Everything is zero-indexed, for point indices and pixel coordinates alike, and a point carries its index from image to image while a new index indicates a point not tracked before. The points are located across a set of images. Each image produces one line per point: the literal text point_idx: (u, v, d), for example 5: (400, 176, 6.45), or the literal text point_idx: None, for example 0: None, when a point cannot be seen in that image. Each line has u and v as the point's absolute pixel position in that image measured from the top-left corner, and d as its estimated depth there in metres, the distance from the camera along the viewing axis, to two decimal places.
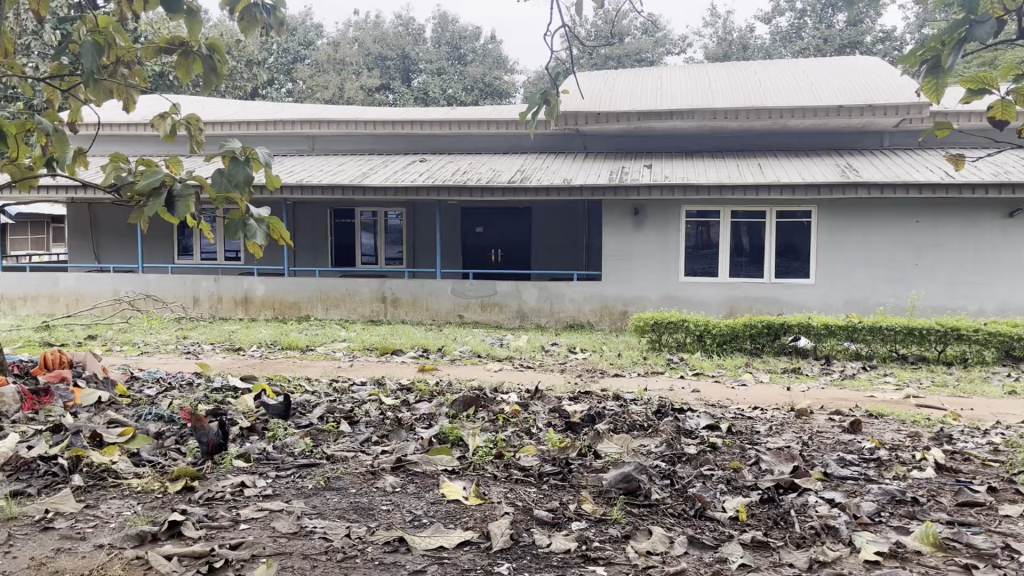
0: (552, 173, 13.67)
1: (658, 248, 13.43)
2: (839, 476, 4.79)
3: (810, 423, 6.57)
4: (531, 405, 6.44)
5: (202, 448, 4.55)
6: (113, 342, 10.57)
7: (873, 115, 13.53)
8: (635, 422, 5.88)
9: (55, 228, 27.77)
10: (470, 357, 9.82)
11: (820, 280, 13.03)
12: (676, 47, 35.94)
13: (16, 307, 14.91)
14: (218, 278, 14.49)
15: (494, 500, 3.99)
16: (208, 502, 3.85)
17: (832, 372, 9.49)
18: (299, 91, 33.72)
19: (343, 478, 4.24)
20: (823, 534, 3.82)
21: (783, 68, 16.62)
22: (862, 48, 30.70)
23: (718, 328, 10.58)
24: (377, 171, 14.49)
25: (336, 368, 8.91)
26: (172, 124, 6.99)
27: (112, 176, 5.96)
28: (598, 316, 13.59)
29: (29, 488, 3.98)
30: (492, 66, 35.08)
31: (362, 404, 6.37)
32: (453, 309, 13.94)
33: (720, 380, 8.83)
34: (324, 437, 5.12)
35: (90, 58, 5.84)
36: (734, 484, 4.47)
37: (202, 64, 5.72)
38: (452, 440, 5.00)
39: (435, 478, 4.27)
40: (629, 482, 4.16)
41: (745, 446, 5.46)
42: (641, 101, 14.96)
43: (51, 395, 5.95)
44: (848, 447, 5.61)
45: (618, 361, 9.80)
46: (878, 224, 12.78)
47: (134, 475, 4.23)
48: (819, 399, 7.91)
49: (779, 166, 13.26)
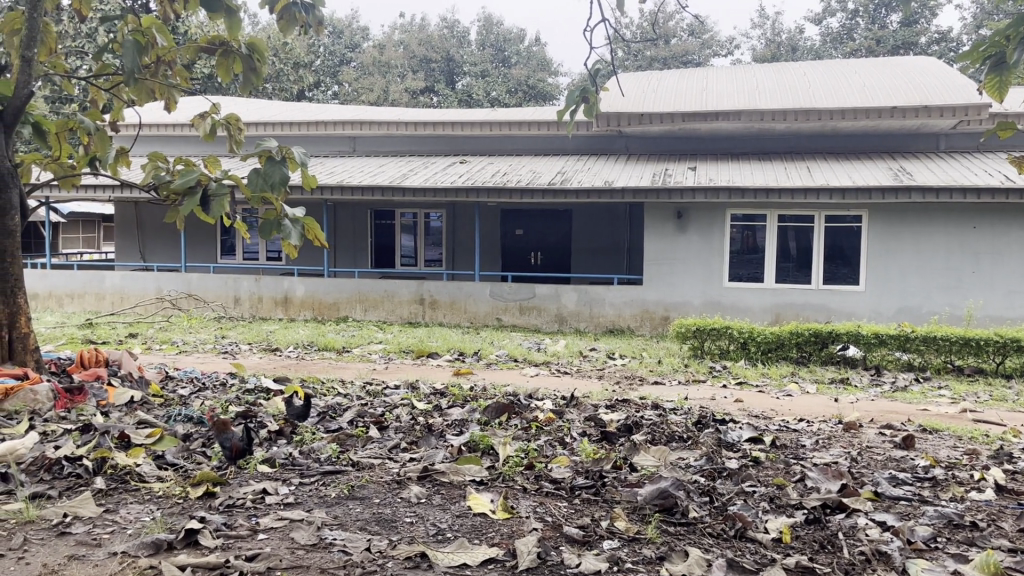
0: (594, 175, 13.47)
1: (702, 252, 13.13)
2: (891, 496, 4.52)
3: (859, 437, 6.28)
4: (566, 413, 6.26)
5: (226, 454, 4.47)
6: (153, 340, 10.63)
7: (929, 116, 13.04)
8: (674, 433, 5.66)
9: (106, 227, 28.38)
10: (506, 361, 9.66)
11: (870, 287, 12.61)
12: (723, 49, 35.33)
13: (63, 304, 15.16)
14: (259, 278, 14.56)
15: (522, 514, 3.81)
16: (228, 509, 3.75)
17: (883, 383, 9.12)
18: (344, 94, 33.99)
19: (367, 487, 4.11)
20: (874, 561, 3.57)
21: (833, 68, 16.18)
22: (916, 49, 29.96)
23: (763, 335, 10.27)
24: (417, 172, 14.43)
25: (370, 371, 8.81)
26: (212, 124, 6.97)
27: (151, 175, 6.34)
28: (638, 320, 13.33)
29: (50, 490, 3.92)
30: (536, 68, 35.08)
31: (394, 408, 6.25)
32: (491, 312, 13.80)
33: (764, 389, 8.53)
34: (351, 442, 5.00)
35: (130, 58, 5.95)
36: (778, 503, 4.24)
37: (242, 64, 6.22)
38: (482, 448, 4.85)
39: (462, 489, 4.11)
40: (665, 498, 3.96)
41: (790, 461, 5.21)
42: (687, 103, 14.65)
43: (84, 393, 5.93)
44: (901, 465, 5.32)
45: (659, 368, 9.54)
46: (933, 230, 12.33)
47: (157, 479, 4.16)
48: (868, 412, 7.58)
49: (828, 169, 12.89)
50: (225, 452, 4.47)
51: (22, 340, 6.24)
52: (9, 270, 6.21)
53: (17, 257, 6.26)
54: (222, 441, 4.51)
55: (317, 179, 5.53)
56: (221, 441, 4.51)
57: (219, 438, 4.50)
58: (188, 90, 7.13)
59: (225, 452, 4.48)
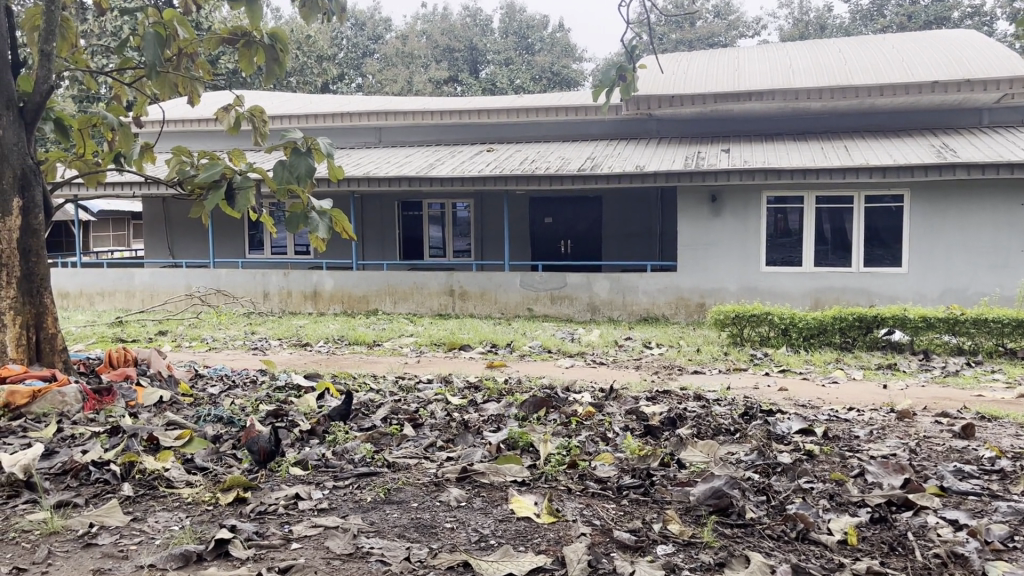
0: (624, 159, 13.18)
1: (737, 236, 12.78)
2: (958, 491, 4.23)
3: (915, 427, 5.97)
4: (606, 406, 6.02)
5: (255, 458, 4.29)
6: (183, 337, 10.56)
7: (972, 90, 12.69)
8: (720, 425, 5.41)
9: (136, 225, 28.63)
10: (540, 353, 9.45)
11: (914, 268, 12.19)
12: (750, 30, 34.51)
13: (94, 302, 15.20)
14: (287, 272, 14.45)
15: (569, 517, 3.59)
16: (259, 517, 3.58)
17: (932, 368, 8.76)
18: (368, 86, 33.88)
19: (404, 490, 3.91)
20: (950, 564, 3.31)
21: (868, 44, 15.71)
22: (949, 24, 29.27)
23: (805, 321, 9.94)
24: (444, 162, 14.23)
25: (402, 365, 8.65)
26: (236, 117, 6.80)
27: (176, 170, 6.15)
28: (673, 308, 13.04)
29: (76, 498, 3.79)
30: (560, 55, 34.79)
31: (428, 403, 6.06)
32: (523, 302, 13.58)
33: (808, 377, 8.25)
34: (386, 440, 4.82)
35: (152, 51, 5.82)
36: (838, 500, 3.98)
37: (264, 55, 6.05)
38: (522, 446, 4.63)
39: (503, 491, 3.90)
40: (720, 498, 3.72)
41: (847, 454, 4.92)
42: (718, 83, 14.28)
43: (113, 394, 5.81)
44: (965, 457, 5.01)
45: (697, 357, 9.25)
46: (979, 207, 11.90)
47: (186, 484, 4.00)
48: (920, 399, 7.25)
49: (867, 148, 12.49)
50: (254, 456, 4.29)
51: (50, 340, 6.14)
52: (35, 269, 6.09)
53: (43, 256, 6.15)
54: (250, 446, 4.34)
55: (343, 169, 5.36)
56: (249, 446, 4.33)
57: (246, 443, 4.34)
58: (213, 82, 6.98)
59: (255, 457, 4.30)
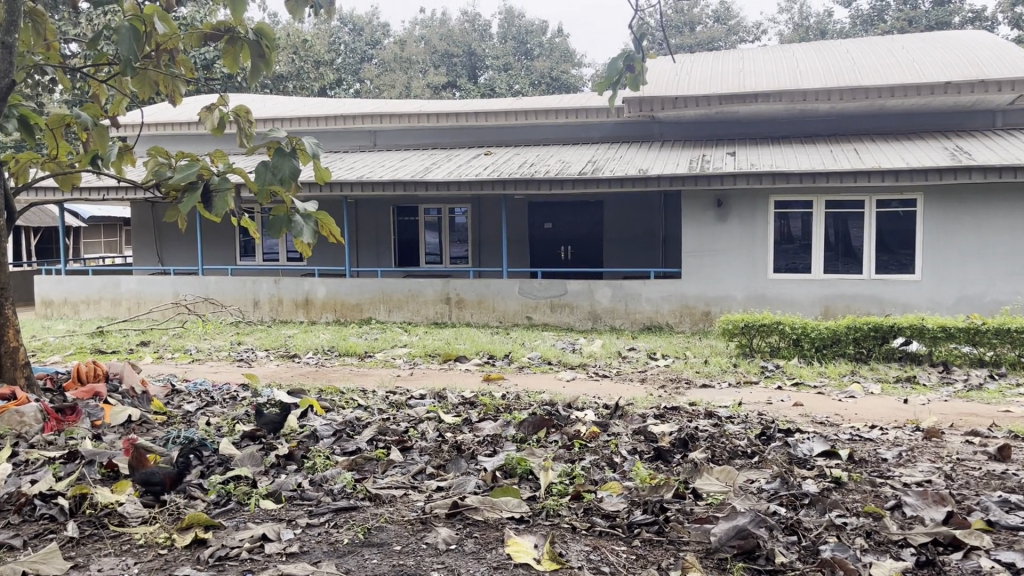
0: (626, 163, 12.75)
1: (744, 240, 12.34)
2: (1008, 526, 3.76)
3: (945, 447, 5.51)
4: (611, 426, 5.55)
5: (156, 489, 3.84)
6: (166, 348, 10.10)
7: (985, 91, 12.22)
8: (736, 447, 4.94)
9: (127, 231, 28.36)
10: (540, 365, 8.99)
11: (928, 276, 11.75)
12: (749, 35, 33.98)
13: (79, 310, 14.73)
14: (278, 279, 14.02)
15: (574, 564, 3.14)
16: (219, 563, 3.13)
17: (954, 381, 8.29)
18: (365, 91, 33.06)
19: (386, 529, 3.45)
20: None
21: (876, 44, 15.35)
22: (949, 28, 29.05)
23: (817, 330, 9.48)
24: (440, 166, 13.78)
25: (393, 378, 8.20)
26: (220, 117, 6.11)
27: (154, 172, 5.63)
28: (677, 317, 12.60)
29: (13, 540, 3.33)
30: (560, 59, 34.53)
31: (419, 422, 5.59)
32: (521, 310, 13.14)
33: (823, 390, 7.80)
34: (370, 468, 4.35)
35: (127, 44, 5.12)
36: (876, 540, 3.53)
37: (250, 51, 5.47)
38: (520, 473, 4.20)
39: (499, 531, 3.44)
40: (745, 538, 3.27)
41: (878, 481, 4.45)
42: (723, 83, 13.87)
43: (77, 412, 5.37)
44: (1008, 484, 4.53)
45: (705, 369, 8.81)
46: (996, 212, 11.47)
47: (141, 522, 3.54)
48: (946, 416, 6.78)
49: (879, 150, 12.07)
50: (157, 487, 3.85)
51: (10, 353, 5.66)
52: None
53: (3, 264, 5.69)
54: (149, 476, 3.88)
55: (330, 171, 4.90)
56: (147, 477, 3.87)
57: (143, 474, 3.87)
58: (195, 80, 6.45)
59: (156, 486, 3.85)
